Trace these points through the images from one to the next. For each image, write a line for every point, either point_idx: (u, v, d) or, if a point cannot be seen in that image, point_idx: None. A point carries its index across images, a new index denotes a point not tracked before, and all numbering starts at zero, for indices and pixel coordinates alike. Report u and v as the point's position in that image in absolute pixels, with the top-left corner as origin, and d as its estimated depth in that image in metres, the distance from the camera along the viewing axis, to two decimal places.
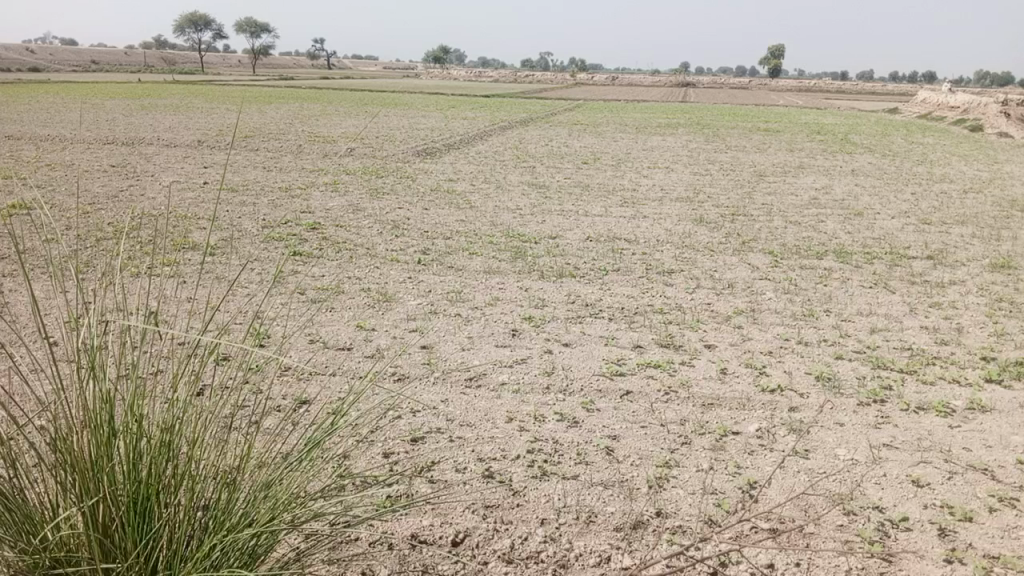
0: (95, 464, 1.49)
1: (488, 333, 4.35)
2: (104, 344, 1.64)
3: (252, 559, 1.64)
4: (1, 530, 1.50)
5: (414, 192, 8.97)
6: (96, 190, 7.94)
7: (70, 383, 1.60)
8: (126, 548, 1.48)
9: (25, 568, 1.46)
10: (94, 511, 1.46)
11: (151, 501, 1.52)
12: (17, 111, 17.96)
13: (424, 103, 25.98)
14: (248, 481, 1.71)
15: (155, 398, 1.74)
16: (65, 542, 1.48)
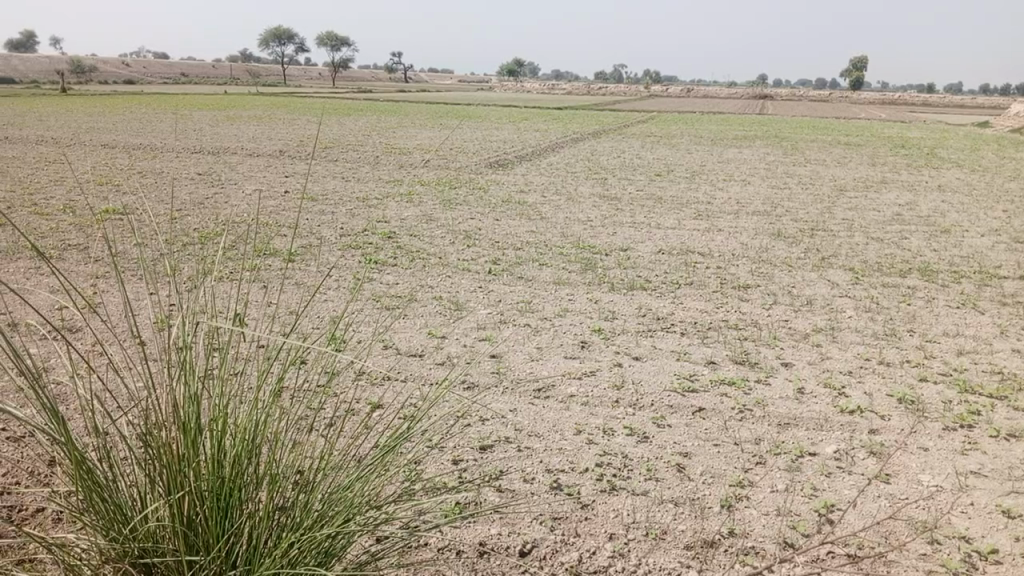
0: (182, 458, 1.55)
1: (558, 344, 4.34)
2: (193, 343, 1.70)
3: (328, 558, 1.66)
4: (93, 518, 1.56)
5: (486, 202, 9.04)
6: (184, 197, 8.29)
7: (161, 380, 1.66)
8: (208, 541, 1.53)
9: (115, 556, 1.52)
10: (179, 504, 1.52)
11: (233, 498, 1.56)
12: (113, 121, 18.90)
13: (499, 115, 26.21)
14: (326, 483, 1.74)
15: (238, 398, 1.79)
16: (153, 533, 1.54)
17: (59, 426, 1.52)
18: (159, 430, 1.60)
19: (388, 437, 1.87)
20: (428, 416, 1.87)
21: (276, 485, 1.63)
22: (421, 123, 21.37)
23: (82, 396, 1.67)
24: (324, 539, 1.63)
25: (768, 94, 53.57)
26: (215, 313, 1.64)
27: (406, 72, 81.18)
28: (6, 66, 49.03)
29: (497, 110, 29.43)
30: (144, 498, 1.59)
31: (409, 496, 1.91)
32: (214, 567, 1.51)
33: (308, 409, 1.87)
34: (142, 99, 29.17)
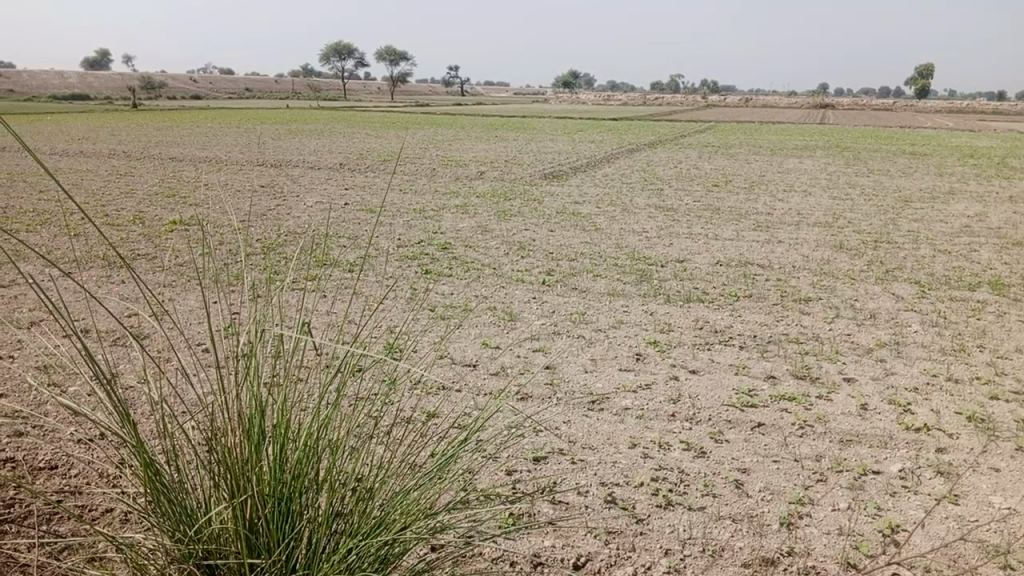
0: (246, 462, 1.58)
1: (613, 356, 4.31)
2: (257, 349, 1.74)
3: (385, 564, 1.67)
4: (160, 519, 1.61)
5: (541, 214, 9.05)
6: (247, 208, 8.52)
7: (228, 386, 1.71)
8: (269, 545, 1.55)
9: (180, 557, 1.56)
10: (242, 507, 1.55)
11: (294, 502, 1.59)
12: (181, 135, 19.53)
13: (554, 127, 26.25)
14: (385, 489, 1.76)
15: (299, 406, 1.83)
16: (216, 535, 1.58)
17: (131, 428, 1.57)
18: (225, 436, 1.65)
19: (445, 446, 1.88)
20: (484, 427, 1.87)
21: (335, 490, 1.65)
22: (477, 135, 21.55)
23: (153, 401, 1.73)
24: (382, 546, 1.64)
25: (830, 103, 52.37)
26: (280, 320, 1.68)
27: (463, 88, 81.97)
28: (84, 84, 51.36)
29: (553, 122, 29.47)
30: (209, 500, 1.63)
31: (465, 506, 1.92)
32: (275, 570, 1.54)
33: (368, 418, 1.90)
34: (208, 113, 30.08)
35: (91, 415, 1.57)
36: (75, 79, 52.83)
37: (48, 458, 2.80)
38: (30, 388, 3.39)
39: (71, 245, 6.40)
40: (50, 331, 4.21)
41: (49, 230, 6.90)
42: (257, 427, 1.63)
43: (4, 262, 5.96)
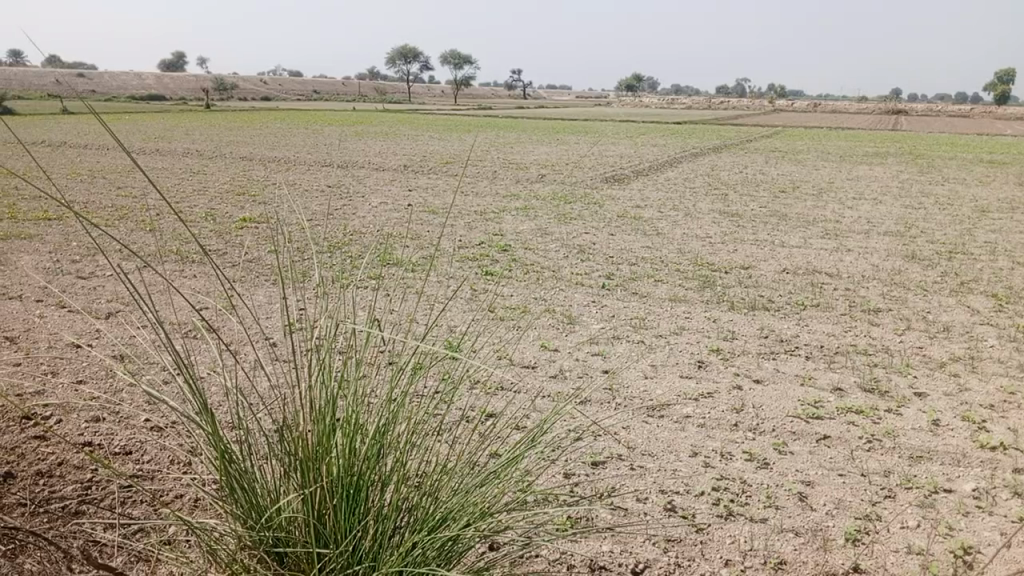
0: (316, 454, 1.62)
1: (674, 363, 4.26)
2: (328, 345, 1.78)
3: (448, 559, 1.69)
4: (233, 506, 1.66)
5: (603, 217, 9.01)
6: (314, 208, 8.70)
7: (300, 379, 1.75)
8: (337, 535, 1.59)
9: (251, 543, 1.61)
10: (312, 496, 1.59)
11: (362, 495, 1.62)
12: (251, 136, 20.05)
13: (617, 131, 26.08)
14: (449, 487, 1.77)
15: (366, 401, 1.86)
16: (285, 523, 1.62)
17: (207, 416, 1.62)
18: (295, 428, 1.69)
19: (510, 445, 1.88)
20: (548, 428, 1.87)
21: (401, 485, 1.67)
22: (539, 139, 21.57)
23: (227, 392, 1.78)
24: (445, 542, 1.65)
25: (902, 108, 50.79)
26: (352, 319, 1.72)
27: (526, 91, 82.16)
28: (160, 85, 53.23)
29: (615, 126, 29.29)
30: (278, 490, 1.67)
31: (526, 508, 1.92)
32: (343, 560, 1.57)
33: (432, 417, 1.92)
34: (277, 115, 30.79)
35: (171, 402, 1.62)
36: (152, 81, 54.76)
37: (123, 443, 2.90)
38: (107, 376, 3.53)
39: (147, 240, 6.64)
40: (127, 321, 4.38)
41: (127, 225, 7.18)
42: (328, 420, 1.67)
43: (84, 255, 6.21)
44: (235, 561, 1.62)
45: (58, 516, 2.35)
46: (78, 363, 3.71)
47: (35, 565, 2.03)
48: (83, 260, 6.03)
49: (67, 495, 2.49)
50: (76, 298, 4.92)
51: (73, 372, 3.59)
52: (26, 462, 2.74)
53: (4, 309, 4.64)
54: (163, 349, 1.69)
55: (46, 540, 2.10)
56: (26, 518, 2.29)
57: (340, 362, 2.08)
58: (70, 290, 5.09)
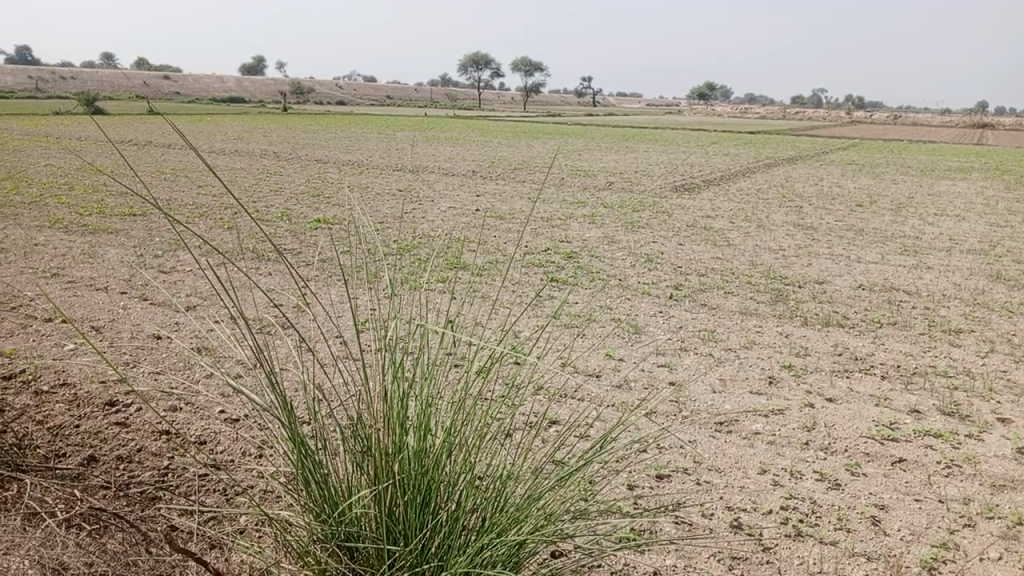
0: (389, 452, 1.65)
1: (744, 377, 4.18)
2: (402, 346, 1.80)
3: (515, 563, 1.69)
4: (305, 499, 1.71)
5: (671, 227, 8.91)
6: (384, 211, 8.86)
7: (375, 379, 1.78)
8: (405, 534, 1.61)
9: (321, 536, 1.65)
10: (382, 494, 1.61)
11: (432, 495, 1.64)
12: (326, 138, 20.52)
13: (687, 140, 25.80)
14: (519, 491, 1.78)
15: (438, 402, 1.87)
16: (357, 518, 1.65)
17: (285, 411, 1.68)
18: (369, 424, 1.72)
19: (581, 454, 1.86)
20: (621, 437, 1.84)
21: (469, 488, 1.68)
22: (608, 146, 21.47)
23: (304, 388, 1.82)
24: (514, 546, 1.65)
25: (989, 122, 48.80)
26: (428, 320, 1.74)
27: (595, 98, 81.94)
28: (240, 88, 54.98)
29: (685, 135, 28.97)
30: (351, 484, 1.71)
31: (594, 518, 1.91)
32: (411, 559, 1.59)
33: (504, 421, 1.92)
34: (350, 119, 31.56)
35: (251, 395, 1.68)
36: (234, 84, 56.69)
37: (199, 433, 3.01)
38: (185, 368, 3.65)
39: (224, 238, 6.86)
40: (205, 316, 4.53)
41: (207, 222, 7.43)
42: (401, 421, 1.69)
43: (165, 251, 6.45)
44: (307, 552, 1.66)
45: (138, 501, 2.44)
46: (158, 354, 3.85)
47: (117, 546, 2.10)
48: (166, 254, 6.27)
49: (146, 481, 2.58)
50: (158, 291, 5.11)
51: (153, 361, 3.73)
52: (108, 448, 2.86)
53: (91, 299, 4.85)
54: (245, 343, 1.75)
55: (128, 523, 2.18)
56: (108, 501, 2.39)
57: (412, 362, 2.11)
58: (152, 283, 5.29)
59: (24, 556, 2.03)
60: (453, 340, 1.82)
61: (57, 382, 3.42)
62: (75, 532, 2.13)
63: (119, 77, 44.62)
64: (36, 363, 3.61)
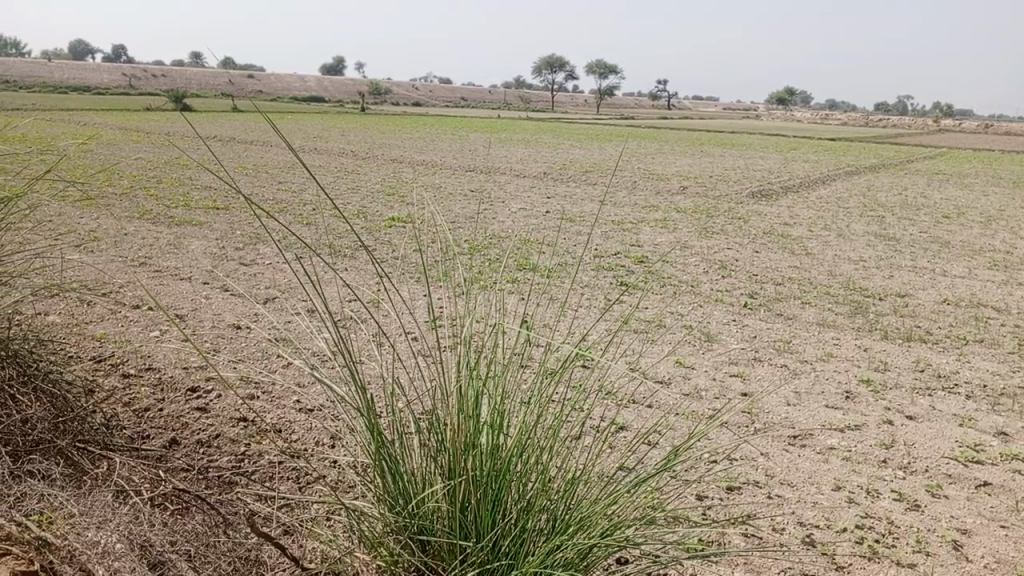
0: (462, 450, 1.67)
1: (819, 391, 4.06)
2: (479, 345, 1.82)
3: (585, 567, 1.68)
4: (380, 491, 1.75)
5: (746, 233, 8.73)
6: (457, 211, 8.96)
7: (452, 376, 1.80)
8: (477, 531, 1.64)
9: (394, 529, 1.69)
10: (454, 489, 1.64)
11: (504, 494, 1.66)
12: (401, 138, 20.85)
13: (764, 145, 25.24)
14: (590, 496, 1.77)
15: (512, 402, 1.88)
16: (430, 513, 1.69)
17: (364, 403, 1.73)
18: (444, 420, 1.75)
19: (655, 462, 1.83)
20: (695, 447, 1.80)
21: (540, 489, 1.68)
22: (682, 151, 21.17)
23: (382, 383, 1.86)
24: (584, 549, 1.65)
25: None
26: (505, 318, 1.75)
27: (670, 101, 80.99)
28: (319, 88, 56.37)
29: (762, 140, 28.36)
30: (425, 478, 1.73)
31: (665, 528, 1.88)
32: (481, 556, 1.61)
33: (578, 422, 1.92)
34: (426, 120, 31.99)
35: (331, 385, 1.73)
36: (314, 84, 58.18)
37: (274, 421, 3.11)
38: (263, 358, 3.76)
39: (302, 233, 7.05)
40: (282, 308, 4.66)
41: (287, 217, 7.64)
42: (476, 419, 1.71)
43: (246, 244, 6.67)
44: (380, 543, 1.70)
45: (216, 484, 2.53)
46: (237, 344, 3.98)
47: (198, 527, 2.19)
48: (247, 247, 6.48)
49: (225, 465, 2.69)
50: (239, 282, 5.28)
51: (234, 350, 3.86)
52: (189, 432, 2.98)
53: (176, 289, 5.04)
54: (329, 334, 1.81)
55: (207, 506, 2.27)
56: (189, 483, 2.49)
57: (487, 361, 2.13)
58: (233, 274, 5.46)
59: (112, 530, 2.00)
60: (530, 340, 1.83)
61: (143, 366, 3.57)
62: (160, 510, 2.23)
63: (207, 75, 46.31)
64: (125, 348, 3.77)
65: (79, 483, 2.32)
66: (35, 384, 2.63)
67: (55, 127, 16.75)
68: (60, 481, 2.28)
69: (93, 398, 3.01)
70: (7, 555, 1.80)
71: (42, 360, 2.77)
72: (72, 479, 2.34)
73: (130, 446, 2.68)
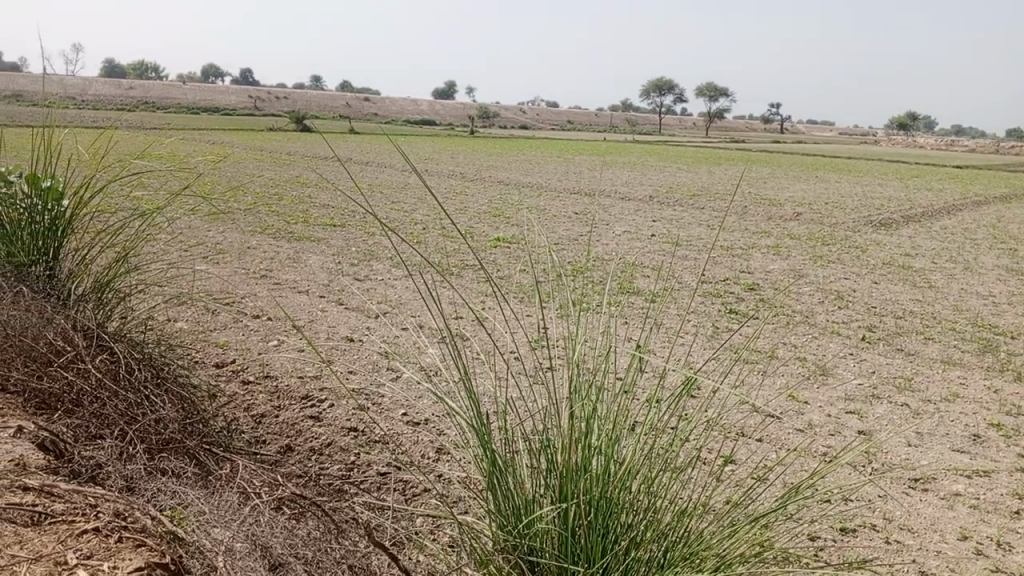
0: (575, 472, 1.66)
1: (944, 433, 3.82)
2: (593, 368, 1.81)
3: None
4: (491, 508, 1.77)
5: (864, 263, 8.36)
6: (562, 233, 8.99)
7: (565, 399, 1.80)
8: (587, 556, 1.63)
9: (504, 548, 1.72)
10: (564, 511, 1.64)
11: (615, 522, 1.63)
12: (508, 161, 21.14)
13: (884, 171, 24.11)
14: (702, 529, 1.73)
15: (625, 428, 1.85)
16: (541, 533, 1.70)
17: (478, 421, 1.76)
18: (557, 442, 1.75)
19: (773, 499, 1.75)
20: (815, 485, 1.72)
21: (651, 519, 1.66)
22: (795, 175, 20.51)
23: (496, 402, 1.89)
24: None
25: None
26: (619, 342, 1.73)
27: (782, 124, 78.85)
28: (429, 110, 58.04)
29: (881, 166, 27.15)
30: (535, 498, 1.74)
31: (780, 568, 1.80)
32: None
33: (691, 450, 1.88)
34: (533, 142, 32.35)
35: (449, 401, 1.77)
36: (425, 106, 59.91)
37: (382, 433, 3.21)
38: (374, 370, 3.88)
39: (412, 251, 7.25)
40: (392, 323, 4.79)
41: (398, 236, 7.87)
42: (589, 442, 1.70)
43: (360, 260, 6.91)
44: (490, 561, 1.73)
45: (328, 491, 2.61)
46: (350, 356, 4.12)
47: (314, 531, 2.25)
48: (360, 264, 6.71)
49: (336, 474, 2.77)
50: (352, 297, 5.46)
51: (347, 362, 4.00)
52: (303, 439, 3.11)
53: (294, 301, 5.26)
54: (448, 349, 1.85)
55: (322, 512, 2.33)
56: (304, 488, 2.56)
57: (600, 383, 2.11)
58: (348, 290, 5.67)
59: (235, 529, 2.04)
60: (640, 364, 1.81)
61: (262, 374, 3.74)
62: (278, 513, 2.30)
63: (325, 100, 48.58)
64: (246, 356, 3.97)
65: (205, 483, 2.44)
66: (167, 387, 2.82)
67: (188, 145, 17.91)
68: (187, 478, 2.41)
69: (216, 402, 3.18)
70: (143, 546, 1.90)
71: (173, 365, 2.97)
72: (199, 477, 2.46)
73: (250, 449, 2.82)
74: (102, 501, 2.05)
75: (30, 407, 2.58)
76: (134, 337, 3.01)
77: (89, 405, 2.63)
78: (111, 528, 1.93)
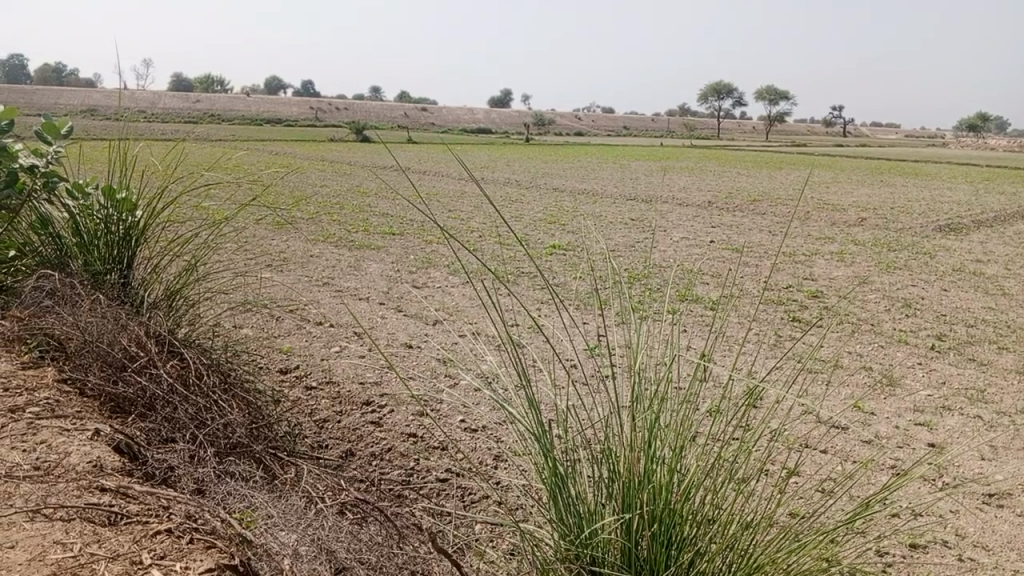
0: (637, 483, 1.65)
1: (1021, 447, 3.67)
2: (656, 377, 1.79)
3: None
4: (553, 515, 1.78)
5: (933, 270, 8.10)
6: (619, 240, 8.96)
7: (627, 408, 1.79)
8: (650, 567, 1.62)
9: (567, 556, 1.72)
10: (626, 522, 1.63)
11: (679, 534, 1.62)
12: (564, 168, 21.12)
13: (955, 174, 23.28)
14: (768, 543, 1.70)
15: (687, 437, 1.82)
16: (604, 543, 1.69)
17: (540, 431, 1.76)
18: (621, 452, 1.73)
19: (843, 513, 1.71)
20: (885, 499, 1.67)
21: (715, 531, 1.63)
22: (860, 180, 19.98)
23: (558, 410, 1.88)
24: None
25: None
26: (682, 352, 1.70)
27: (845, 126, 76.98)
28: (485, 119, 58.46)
29: (950, 169, 26.23)
30: (598, 507, 1.74)
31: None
32: None
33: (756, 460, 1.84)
34: (589, 149, 32.26)
35: (512, 410, 1.78)
36: (481, 115, 60.37)
37: (442, 439, 3.24)
38: (433, 377, 3.93)
39: (468, 257, 7.31)
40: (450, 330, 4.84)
41: (455, 245, 7.95)
42: (651, 453, 1.68)
43: (419, 267, 7.00)
44: (555, 568, 1.73)
45: (389, 496, 2.67)
46: (410, 362, 4.17)
47: (376, 534, 2.30)
48: (418, 271, 6.80)
49: (396, 479, 2.82)
50: (411, 304, 5.54)
51: (406, 368, 4.05)
52: (363, 444, 3.16)
53: (355, 308, 5.36)
54: (509, 358, 1.85)
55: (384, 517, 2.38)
56: (366, 493, 2.62)
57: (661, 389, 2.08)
58: (407, 297, 5.75)
59: (301, 532, 2.13)
60: (703, 374, 1.78)
61: (324, 379, 3.82)
62: (341, 516, 2.36)
63: (383, 111, 49.37)
64: (309, 362, 4.06)
65: (272, 486, 2.52)
66: (234, 392, 2.90)
67: (253, 156, 18.39)
68: (255, 482, 2.48)
69: (281, 407, 3.24)
70: (213, 547, 1.93)
71: (240, 372, 3.05)
72: (266, 481, 2.54)
73: (313, 454, 2.88)
74: (174, 503, 2.11)
75: (106, 411, 2.66)
76: (203, 343, 3.09)
77: (162, 410, 2.70)
78: (183, 530, 1.98)
